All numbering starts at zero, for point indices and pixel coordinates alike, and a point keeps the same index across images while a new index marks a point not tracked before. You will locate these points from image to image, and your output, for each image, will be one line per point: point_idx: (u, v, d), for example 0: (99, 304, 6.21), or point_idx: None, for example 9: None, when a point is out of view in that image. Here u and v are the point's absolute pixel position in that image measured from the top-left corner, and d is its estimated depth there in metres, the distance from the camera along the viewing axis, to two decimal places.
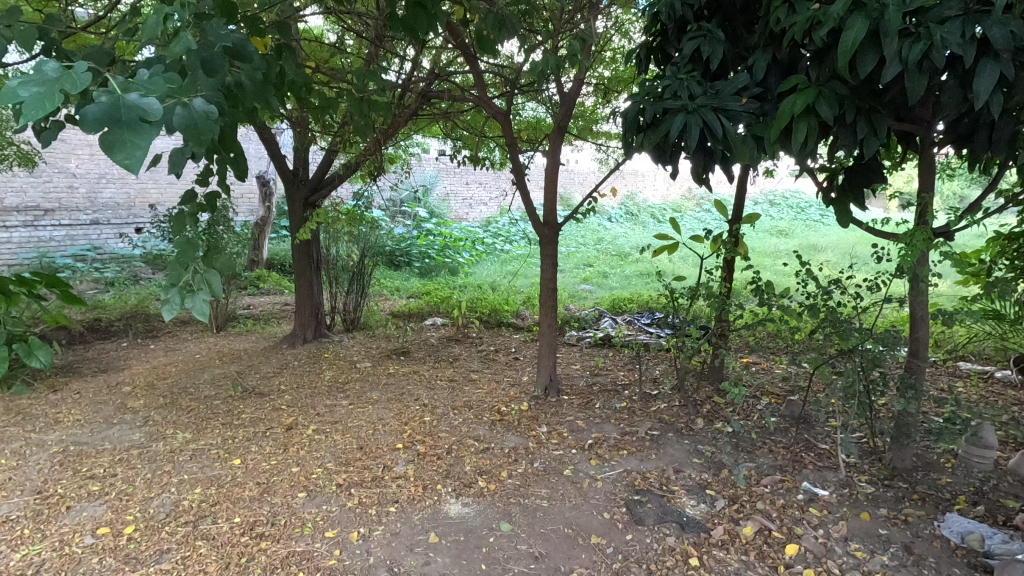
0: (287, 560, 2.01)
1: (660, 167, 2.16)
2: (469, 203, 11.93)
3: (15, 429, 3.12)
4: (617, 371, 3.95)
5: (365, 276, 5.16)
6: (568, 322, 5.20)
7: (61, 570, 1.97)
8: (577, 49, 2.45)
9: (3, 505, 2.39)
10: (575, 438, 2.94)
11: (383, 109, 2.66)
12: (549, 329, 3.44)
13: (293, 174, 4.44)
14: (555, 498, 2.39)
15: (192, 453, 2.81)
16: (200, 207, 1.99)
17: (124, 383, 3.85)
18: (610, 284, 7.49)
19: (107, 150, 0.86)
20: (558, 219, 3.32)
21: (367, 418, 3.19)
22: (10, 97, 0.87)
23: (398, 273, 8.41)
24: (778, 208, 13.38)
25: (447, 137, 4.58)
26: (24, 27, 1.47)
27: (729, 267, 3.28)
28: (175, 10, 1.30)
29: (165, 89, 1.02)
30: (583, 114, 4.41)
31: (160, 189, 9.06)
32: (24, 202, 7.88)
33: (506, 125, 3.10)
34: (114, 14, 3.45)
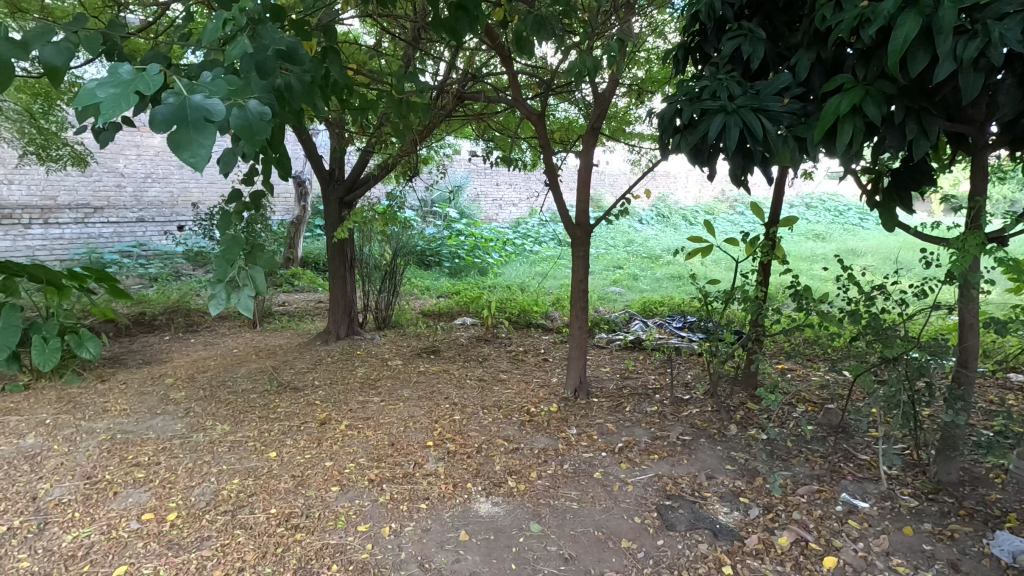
0: (321, 552, 2.05)
1: (696, 169, 2.12)
2: (499, 203, 11.98)
3: (67, 417, 3.27)
4: (648, 375, 3.91)
5: (396, 275, 5.23)
6: (597, 325, 5.16)
7: (109, 553, 2.05)
8: (614, 51, 2.44)
9: (56, 488, 2.50)
10: (605, 441, 2.92)
11: (422, 110, 2.70)
12: (580, 330, 3.43)
13: (329, 175, 4.54)
14: (586, 501, 2.38)
15: (231, 444, 2.89)
16: (245, 206, 2.05)
17: (166, 375, 3.99)
18: (640, 286, 7.43)
19: (175, 148, 0.90)
20: (591, 221, 3.30)
21: (398, 415, 3.23)
22: (89, 97, 0.92)
23: (428, 272, 8.50)
24: (815, 210, 13.05)
25: (480, 138, 4.60)
26: (88, 32, 1.53)
27: (765, 271, 3.21)
28: (233, 14, 1.34)
29: (225, 91, 1.06)
30: (616, 115, 4.40)
31: (202, 188, 9.36)
32: (75, 200, 8.24)
33: (540, 126, 3.10)
34: (164, 20, 3.58)
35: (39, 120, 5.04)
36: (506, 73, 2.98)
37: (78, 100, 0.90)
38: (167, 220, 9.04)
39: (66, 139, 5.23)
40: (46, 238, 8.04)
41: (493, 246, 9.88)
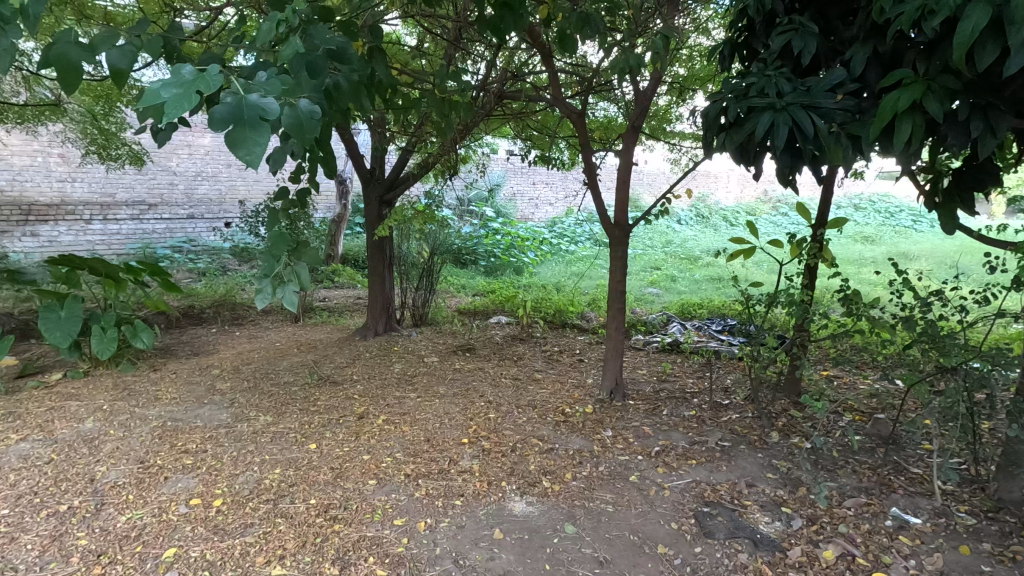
0: (358, 544, 2.08)
1: (742, 169, 2.05)
2: (535, 203, 11.98)
3: (122, 403, 3.44)
4: (686, 379, 3.83)
5: (433, 273, 5.29)
6: (633, 327, 5.10)
7: (159, 535, 2.14)
8: (659, 47, 2.40)
9: (112, 471, 2.63)
10: (641, 444, 2.88)
11: (464, 109, 2.72)
12: (617, 331, 3.38)
13: (370, 174, 4.62)
14: (621, 504, 2.35)
15: (273, 435, 2.98)
16: (291, 203, 2.10)
17: (213, 366, 4.14)
18: (678, 287, 7.30)
19: (231, 146, 0.93)
20: (629, 221, 3.26)
21: (433, 412, 3.27)
22: (154, 97, 0.96)
23: (464, 270, 8.57)
24: (865, 212, 12.55)
25: (518, 138, 4.60)
26: (149, 36, 1.60)
27: (811, 273, 3.10)
28: (287, 16, 1.38)
29: (279, 89, 1.09)
30: (657, 113, 4.34)
31: (248, 187, 9.68)
32: (131, 197, 8.65)
33: (580, 124, 3.07)
34: (216, 23, 3.71)
35: (101, 122, 5.30)
36: (547, 71, 2.96)
37: (144, 100, 0.94)
38: (216, 217, 9.38)
39: (125, 139, 5.48)
40: (104, 233, 8.47)
41: (529, 246, 9.87)
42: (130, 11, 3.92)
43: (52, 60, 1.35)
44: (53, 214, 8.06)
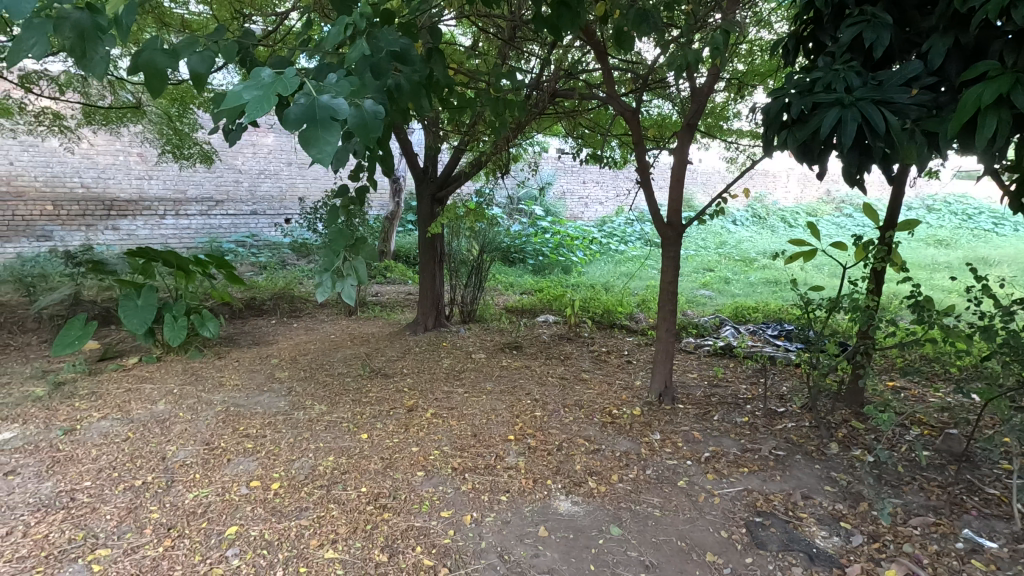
0: (406, 533, 2.14)
1: (805, 167, 1.97)
2: (585, 202, 11.89)
3: (191, 387, 3.66)
4: (739, 384, 3.71)
5: (482, 270, 5.35)
6: (684, 329, 4.99)
7: (223, 513, 2.27)
8: (719, 43, 2.32)
9: (181, 450, 2.80)
10: (690, 449, 2.82)
11: (518, 108, 2.73)
12: (667, 333, 3.32)
13: (423, 172, 4.71)
14: (669, 509, 2.31)
15: (327, 424, 3.09)
16: (350, 200, 2.18)
17: (273, 356, 4.34)
18: (732, 290, 7.08)
19: (304, 145, 0.98)
20: (683, 221, 3.19)
21: (480, 408, 3.30)
22: (236, 99, 1.01)
23: (512, 268, 8.61)
24: (939, 214, 11.78)
25: (569, 136, 4.58)
26: (226, 41, 1.70)
27: (878, 278, 2.94)
28: (354, 19, 1.43)
29: (346, 90, 1.13)
30: (714, 111, 4.24)
31: (307, 184, 10.07)
32: (201, 194, 9.15)
33: (634, 123, 3.03)
34: (281, 28, 3.88)
35: (176, 123, 5.64)
36: (601, 69, 2.93)
37: (226, 102, 0.99)
38: (276, 213, 9.82)
39: (198, 139, 5.81)
40: (176, 228, 9.01)
41: (578, 245, 9.82)
42: (205, 18, 4.17)
43: (140, 65, 1.46)
44: (132, 210, 8.63)
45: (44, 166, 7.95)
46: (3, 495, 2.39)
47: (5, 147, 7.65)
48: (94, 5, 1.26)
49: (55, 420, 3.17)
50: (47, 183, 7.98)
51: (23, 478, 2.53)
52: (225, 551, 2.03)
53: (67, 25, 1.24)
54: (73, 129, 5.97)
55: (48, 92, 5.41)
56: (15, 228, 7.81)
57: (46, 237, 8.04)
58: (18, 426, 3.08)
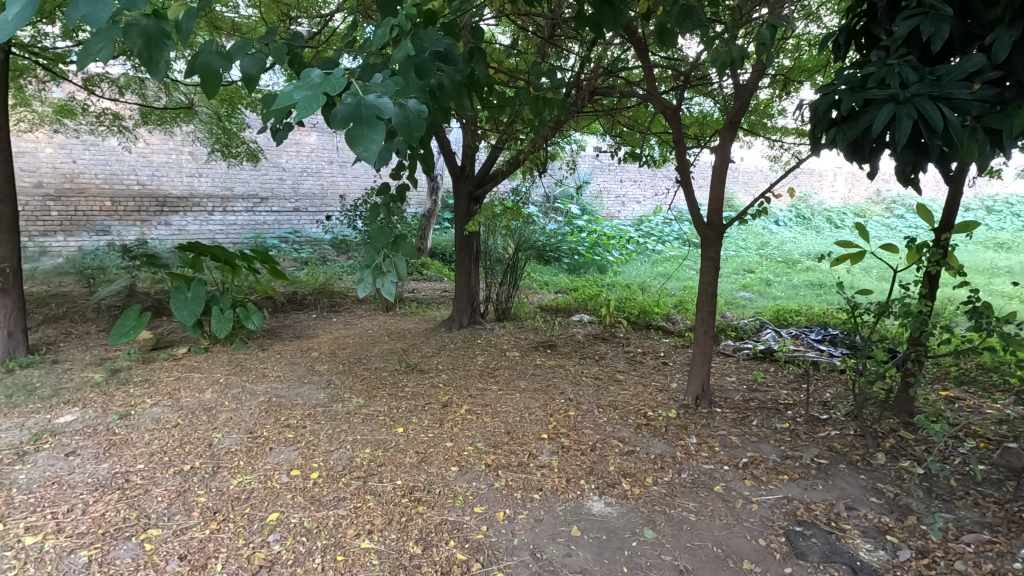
0: (440, 527, 2.17)
1: (855, 166, 1.90)
2: (622, 201, 11.76)
3: (236, 377, 3.80)
4: (779, 389, 3.61)
5: (517, 269, 5.36)
6: (723, 332, 4.88)
7: (266, 499, 2.35)
8: (767, 38, 2.26)
9: (227, 438, 2.91)
10: (727, 454, 2.76)
11: (557, 106, 2.73)
12: (705, 335, 3.26)
13: (461, 170, 4.75)
14: (704, 514, 2.27)
15: (365, 417, 3.16)
16: (391, 198, 2.22)
17: (313, 349, 4.46)
18: (774, 292, 6.89)
19: (350, 144, 1.00)
20: (724, 221, 3.12)
21: (514, 406, 3.31)
22: (287, 99, 1.04)
23: (547, 267, 8.60)
24: (999, 216, 11.17)
25: (607, 134, 4.54)
26: (276, 44, 1.75)
27: (932, 282, 2.81)
28: (400, 20, 1.45)
29: (392, 91, 1.15)
30: (758, 108, 4.14)
31: (348, 182, 10.30)
32: (247, 191, 9.48)
33: (674, 120, 2.98)
34: (326, 30, 3.97)
35: (225, 123, 5.84)
36: (642, 67, 2.89)
37: (277, 102, 1.02)
38: (318, 210, 10.08)
39: (245, 138, 6.02)
40: (223, 224, 9.35)
41: (613, 244, 9.73)
42: (254, 21, 4.32)
43: (197, 67, 1.52)
44: (183, 206, 9.00)
45: (104, 164, 8.36)
46: (66, 474, 2.54)
47: (69, 145, 8.09)
48: (159, 11, 1.32)
49: (112, 405, 3.34)
50: (106, 180, 8.39)
51: (83, 459, 2.68)
52: (267, 536, 2.10)
53: (134, 31, 1.30)
54: (131, 129, 6.27)
55: (109, 94, 5.69)
56: (77, 223, 8.25)
57: (105, 232, 8.46)
58: (78, 410, 3.26)
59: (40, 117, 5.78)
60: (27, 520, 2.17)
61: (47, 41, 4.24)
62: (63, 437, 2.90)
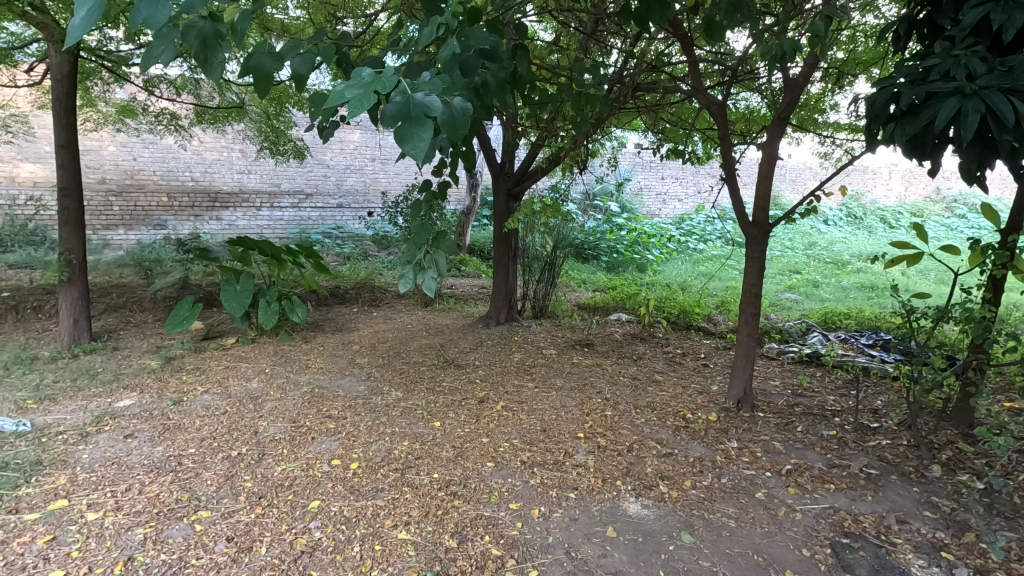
0: (475, 521, 2.18)
1: (915, 163, 1.81)
2: (663, 198, 11.57)
3: (281, 368, 3.93)
4: (826, 395, 3.48)
5: (555, 266, 5.34)
6: (767, 334, 4.73)
7: (308, 487, 2.42)
8: (821, 30, 2.16)
9: (272, 426, 3.02)
10: (770, 460, 2.67)
11: (599, 102, 2.70)
12: (748, 338, 3.16)
13: (500, 167, 4.77)
14: (745, 521, 2.21)
15: (403, 410, 3.22)
16: (434, 195, 2.25)
17: (354, 342, 4.56)
18: (821, 294, 6.63)
19: (399, 141, 1.02)
20: (770, 220, 3.02)
21: (550, 403, 3.31)
22: (339, 98, 1.06)
23: (585, 265, 8.54)
24: None
25: (649, 131, 4.47)
26: (325, 43, 1.80)
27: (996, 287, 2.65)
28: (447, 19, 1.44)
29: (439, 88, 1.16)
30: (808, 103, 4.00)
31: (389, 179, 10.49)
32: (293, 188, 9.77)
33: (720, 117, 2.91)
34: (371, 29, 4.04)
35: (274, 121, 6.03)
36: (687, 62, 2.82)
37: (330, 100, 1.04)
38: (360, 207, 10.31)
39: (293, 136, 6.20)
40: (270, 220, 9.68)
41: (653, 243, 9.58)
42: (302, 22, 4.43)
43: (251, 68, 1.58)
44: (233, 202, 9.36)
45: (161, 161, 8.78)
46: (124, 455, 2.69)
47: (130, 144, 8.53)
48: (216, 14, 1.36)
49: (166, 391, 3.51)
50: (163, 176, 8.80)
51: (139, 441, 2.82)
52: (309, 523, 2.16)
53: (193, 33, 1.35)
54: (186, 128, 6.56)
55: (167, 95, 5.96)
56: (136, 217, 8.69)
57: (162, 226, 8.88)
58: (136, 395, 3.44)
59: (104, 117, 6.11)
60: (89, 497, 2.30)
61: (111, 44, 4.46)
62: (122, 420, 3.07)
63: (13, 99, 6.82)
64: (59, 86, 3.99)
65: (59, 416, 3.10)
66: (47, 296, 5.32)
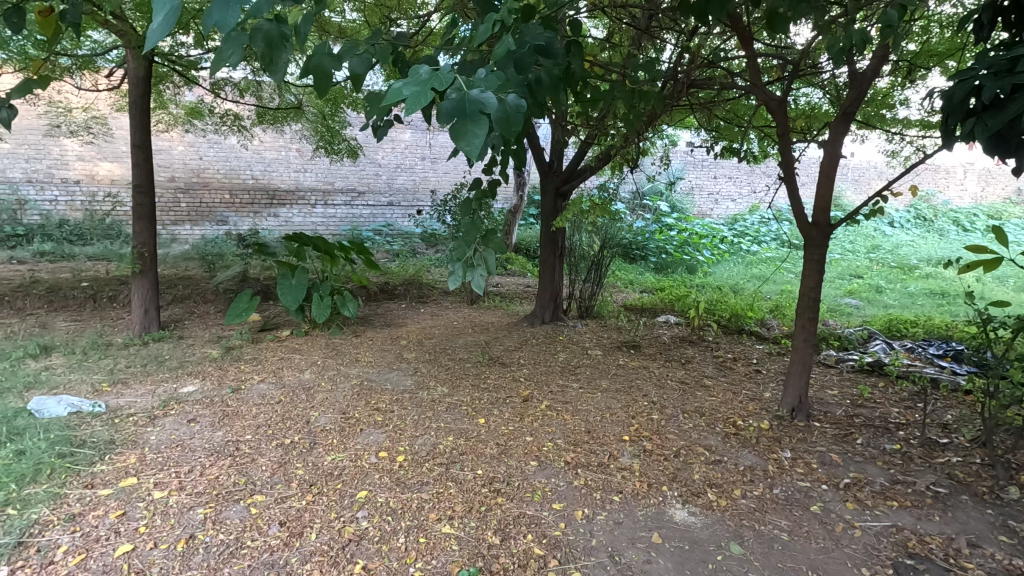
0: (518, 520, 2.18)
1: (998, 160, 1.68)
2: (715, 198, 11.25)
3: (332, 361, 4.05)
4: (889, 407, 3.29)
5: (602, 266, 5.29)
6: (825, 340, 4.53)
7: (356, 477, 2.49)
8: (894, 19, 2.02)
9: (324, 416, 3.12)
10: (827, 473, 2.55)
11: (653, 99, 2.64)
12: (805, 344, 3.03)
13: (549, 166, 4.75)
14: (798, 534, 2.11)
15: (448, 405, 3.26)
16: (483, 194, 2.26)
17: (401, 337, 4.65)
18: (885, 300, 6.29)
19: (455, 138, 1.03)
20: (831, 221, 2.87)
21: (595, 404, 3.28)
22: (397, 95, 1.08)
23: (633, 266, 8.41)
24: None
25: (703, 129, 4.34)
26: (382, 44, 1.84)
27: None
28: (502, 15, 1.43)
29: (494, 85, 1.16)
30: (875, 98, 3.80)
31: (438, 177, 10.66)
32: (346, 186, 10.06)
33: (780, 113, 2.79)
34: (424, 30, 4.09)
35: (329, 121, 6.23)
36: (747, 56, 2.72)
37: (388, 97, 1.06)
38: (410, 205, 10.52)
39: (346, 135, 6.38)
40: (324, 217, 10.00)
41: (704, 244, 9.33)
42: (358, 24, 4.55)
43: (311, 69, 1.63)
44: (290, 199, 9.72)
45: (225, 160, 9.22)
46: (187, 439, 2.83)
47: (197, 144, 9.00)
48: (281, 15, 1.40)
49: (226, 379, 3.69)
50: (226, 174, 9.25)
51: (201, 426, 2.97)
52: (356, 512, 2.22)
53: (259, 35, 1.39)
54: (248, 128, 6.86)
55: (231, 97, 6.25)
56: (201, 213, 9.16)
57: (224, 222, 9.33)
58: (198, 382, 3.63)
59: (175, 119, 6.47)
60: (156, 477, 2.44)
61: (182, 50, 4.71)
62: (187, 405, 3.24)
63: (94, 103, 7.33)
64: (135, 90, 4.26)
65: (130, 399, 3.30)
66: (121, 287, 5.69)
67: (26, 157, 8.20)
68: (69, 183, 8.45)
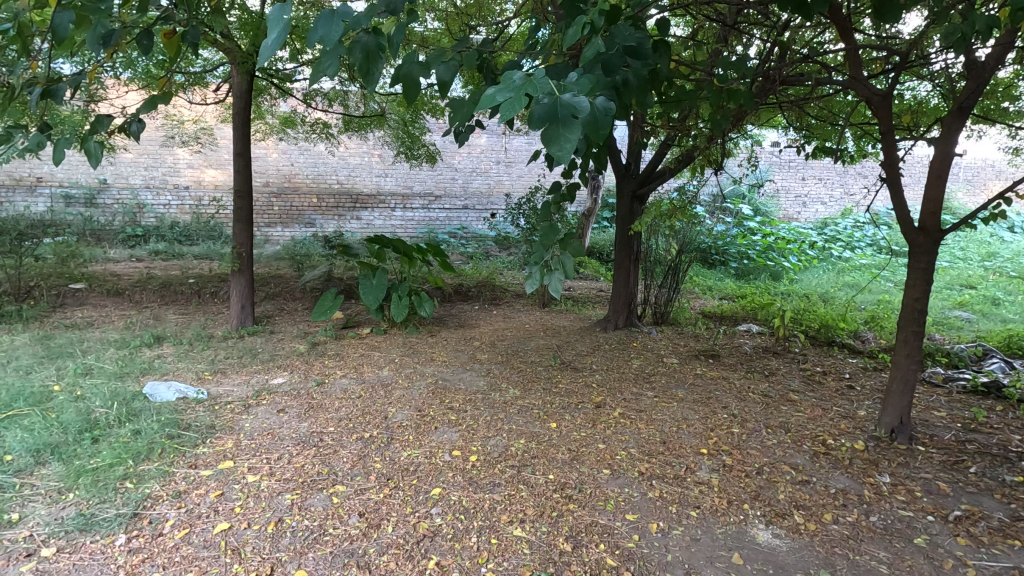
0: (590, 528, 2.15)
1: None
2: (803, 201, 10.61)
3: (408, 359, 4.19)
4: (1009, 434, 2.95)
5: (679, 271, 5.13)
6: (930, 357, 4.14)
7: (429, 474, 2.55)
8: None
9: (400, 413, 3.23)
10: (933, 503, 2.32)
11: (741, 97, 2.52)
12: (907, 360, 2.77)
13: (625, 169, 4.67)
14: (899, 568, 1.94)
15: (520, 408, 3.28)
16: (560, 198, 2.25)
17: (474, 339, 4.73)
18: (1004, 314, 5.65)
19: (546, 143, 1.04)
20: (941, 225, 2.61)
21: (670, 414, 3.18)
22: (490, 101, 1.10)
23: (711, 271, 8.08)
24: None
25: (791, 128, 4.11)
26: (468, 51, 1.87)
27: None
28: (592, 16, 1.41)
29: (587, 89, 1.15)
30: (995, 89, 3.44)
31: (512, 181, 10.76)
32: (424, 190, 10.38)
33: (883, 109, 2.58)
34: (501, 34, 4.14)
35: (409, 127, 6.45)
36: (846, 49, 2.53)
37: (482, 104, 1.08)
38: (484, 208, 10.68)
39: (425, 141, 6.58)
40: (403, 219, 10.38)
41: (790, 249, 8.81)
42: (439, 32, 4.69)
43: (401, 77, 1.68)
44: (371, 203, 10.17)
45: (313, 166, 9.80)
46: (277, 428, 3.02)
47: (289, 151, 9.66)
48: (378, 27, 1.46)
49: (311, 372, 3.91)
50: (314, 179, 9.83)
51: (289, 417, 3.16)
52: (430, 509, 2.27)
53: (357, 48, 1.46)
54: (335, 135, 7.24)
55: (321, 107, 6.63)
56: (292, 216, 9.79)
57: (311, 224, 9.92)
58: (287, 375, 3.86)
59: (271, 128, 6.95)
60: (249, 461, 2.63)
61: (279, 64, 5.05)
62: (276, 396, 3.46)
63: (203, 115, 8.05)
64: (238, 102, 4.62)
65: (228, 388, 3.58)
66: (221, 284, 6.17)
67: (146, 165, 9.13)
68: (180, 188, 9.30)
